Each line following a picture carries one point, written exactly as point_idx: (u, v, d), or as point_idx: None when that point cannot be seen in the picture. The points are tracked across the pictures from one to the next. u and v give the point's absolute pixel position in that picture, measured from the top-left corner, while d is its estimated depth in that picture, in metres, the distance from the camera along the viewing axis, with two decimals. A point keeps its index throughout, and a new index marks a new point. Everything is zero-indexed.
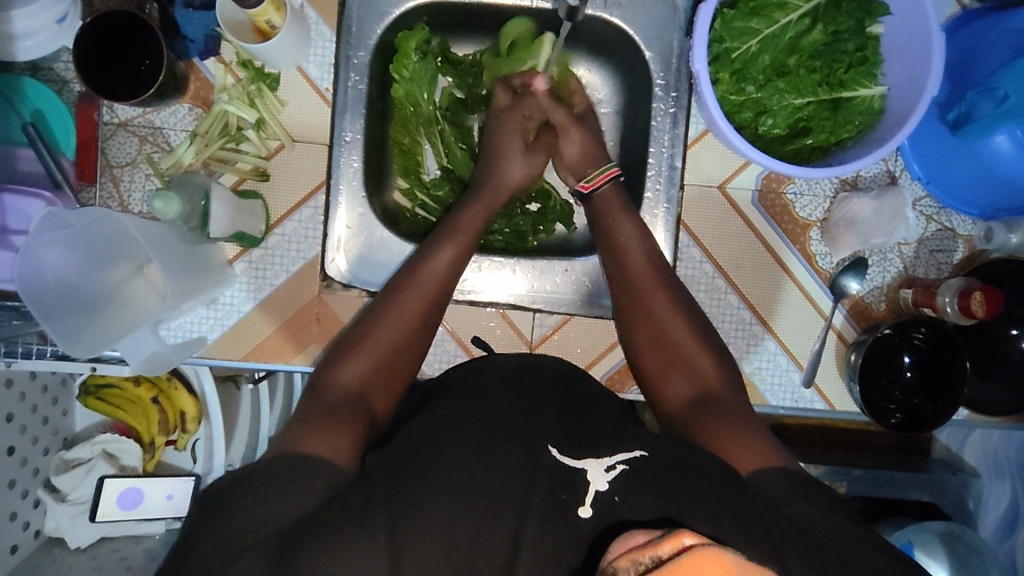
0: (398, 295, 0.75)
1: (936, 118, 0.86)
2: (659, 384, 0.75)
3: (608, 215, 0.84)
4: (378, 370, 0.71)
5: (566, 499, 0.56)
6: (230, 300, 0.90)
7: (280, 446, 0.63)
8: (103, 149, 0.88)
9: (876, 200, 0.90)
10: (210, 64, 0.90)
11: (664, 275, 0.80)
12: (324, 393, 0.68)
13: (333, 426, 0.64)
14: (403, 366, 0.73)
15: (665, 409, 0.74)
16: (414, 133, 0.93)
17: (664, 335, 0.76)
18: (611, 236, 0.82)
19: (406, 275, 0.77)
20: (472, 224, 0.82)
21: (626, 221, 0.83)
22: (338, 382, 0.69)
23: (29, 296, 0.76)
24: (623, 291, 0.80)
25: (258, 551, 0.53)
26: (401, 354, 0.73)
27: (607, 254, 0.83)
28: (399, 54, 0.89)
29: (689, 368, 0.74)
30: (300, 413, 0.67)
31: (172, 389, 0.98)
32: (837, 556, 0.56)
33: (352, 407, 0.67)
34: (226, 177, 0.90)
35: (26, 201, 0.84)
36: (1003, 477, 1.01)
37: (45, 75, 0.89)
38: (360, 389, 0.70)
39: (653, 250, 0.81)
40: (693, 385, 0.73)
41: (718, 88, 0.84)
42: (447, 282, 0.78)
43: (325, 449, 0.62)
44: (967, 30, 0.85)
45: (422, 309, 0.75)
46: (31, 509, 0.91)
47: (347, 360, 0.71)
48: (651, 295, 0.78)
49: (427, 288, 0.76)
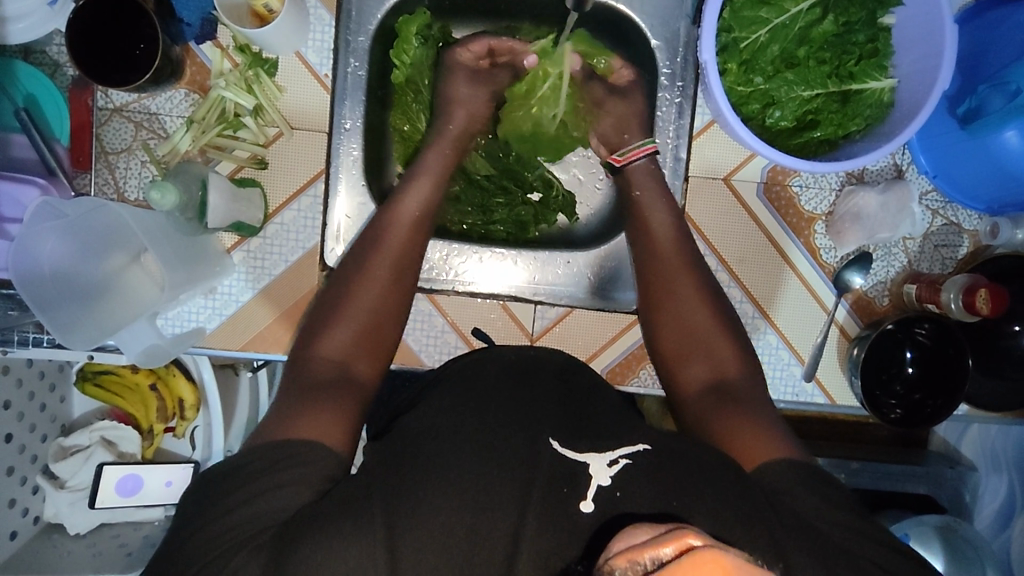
0: (364, 259, 0.74)
1: (946, 112, 0.84)
2: (675, 366, 0.75)
3: (635, 188, 0.84)
4: (361, 339, 0.70)
5: (567, 492, 0.55)
6: (228, 289, 0.89)
7: (272, 429, 0.62)
8: (97, 135, 0.87)
9: (883, 194, 0.89)
10: (207, 48, 0.88)
11: (687, 257, 0.79)
12: (309, 365, 0.68)
13: (323, 401, 0.64)
14: (383, 339, 0.72)
15: (679, 394, 0.74)
16: (414, 118, 0.92)
17: (687, 324, 0.75)
18: (644, 214, 0.82)
19: (379, 228, 0.76)
20: (432, 174, 0.81)
21: (653, 200, 0.83)
22: (320, 358, 0.69)
23: (25, 284, 0.74)
24: (650, 272, 0.79)
25: (252, 548, 0.53)
26: (383, 322, 0.72)
27: (634, 235, 0.83)
28: (400, 38, 0.87)
29: (708, 351, 0.74)
30: (288, 388, 0.66)
31: (171, 376, 0.97)
32: (839, 548, 0.56)
33: (339, 380, 0.67)
34: (224, 165, 0.89)
35: (20, 188, 0.82)
36: (1001, 471, 1.02)
37: (39, 58, 0.87)
38: (343, 360, 0.69)
39: (683, 231, 0.81)
40: (709, 372, 0.73)
41: (726, 79, 0.82)
42: (413, 248, 0.76)
43: (323, 434, 0.62)
44: (981, 20, 0.82)
45: (392, 270, 0.74)
46: (31, 496, 0.92)
47: (333, 326, 0.70)
48: (672, 266, 0.78)
49: (394, 252, 0.75)
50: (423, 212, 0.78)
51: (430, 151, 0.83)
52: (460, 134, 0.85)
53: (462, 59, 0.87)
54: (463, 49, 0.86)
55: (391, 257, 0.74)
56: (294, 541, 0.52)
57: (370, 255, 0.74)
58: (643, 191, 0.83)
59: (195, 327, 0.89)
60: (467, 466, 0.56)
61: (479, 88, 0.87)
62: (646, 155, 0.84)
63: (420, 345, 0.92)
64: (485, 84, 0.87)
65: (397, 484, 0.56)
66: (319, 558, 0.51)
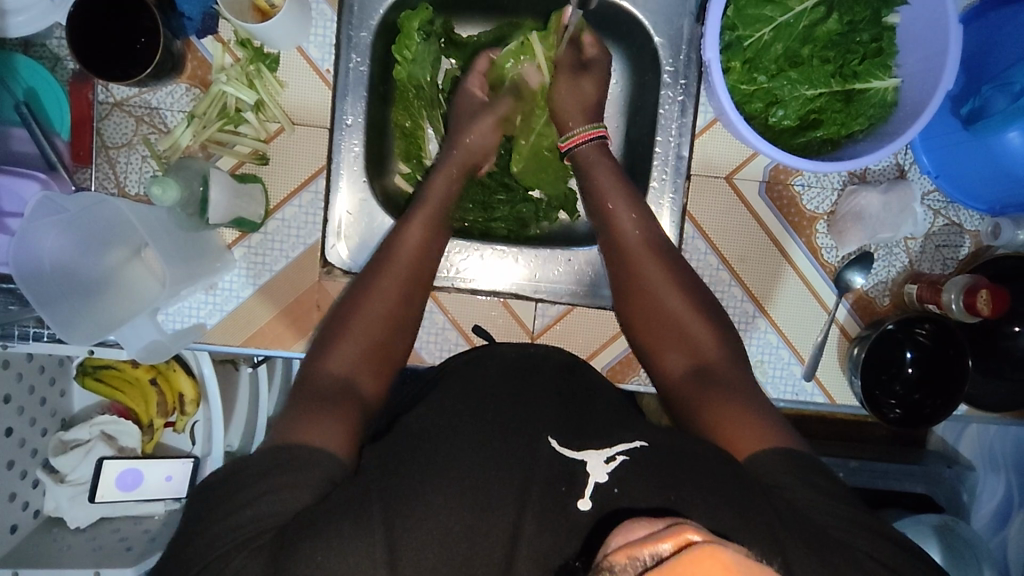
0: (368, 284, 0.73)
1: (950, 111, 0.84)
2: (657, 356, 0.75)
3: (588, 169, 0.83)
4: (368, 356, 0.70)
5: (564, 492, 0.55)
6: (228, 286, 0.89)
7: (279, 434, 0.62)
8: (99, 129, 0.87)
9: (886, 194, 0.89)
10: (208, 43, 0.88)
11: (660, 251, 0.78)
12: (314, 381, 0.68)
13: (326, 410, 0.64)
14: (395, 353, 0.73)
15: (663, 381, 0.74)
16: (416, 114, 0.92)
17: (664, 312, 0.75)
18: (603, 203, 0.81)
19: (384, 254, 0.76)
20: (436, 198, 0.81)
21: (614, 189, 0.81)
22: (325, 374, 0.68)
23: (27, 281, 0.74)
24: (624, 269, 0.78)
25: (252, 549, 0.53)
26: (388, 340, 0.72)
27: (602, 228, 0.82)
28: (402, 34, 0.86)
29: (681, 339, 0.74)
30: (292, 402, 0.66)
31: (171, 371, 0.98)
32: (836, 540, 0.56)
33: (343, 394, 0.67)
34: (225, 160, 0.89)
35: (20, 182, 0.81)
36: (999, 471, 1.02)
37: (39, 51, 0.87)
38: (347, 376, 0.69)
39: (648, 222, 0.79)
40: (688, 357, 0.73)
41: (729, 77, 0.83)
42: (424, 263, 0.77)
43: (323, 439, 0.61)
44: (985, 20, 0.82)
45: (400, 288, 0.74)
46: (31, 489, 0.92)
47: (338, 342, 0.70)
48: (646, 264, 0.77)
49: (400, 274, 0.75)
50: (428, 231, 0.78)
51: (433, 181, 0.83)
52: (466, 155, 0.85)
53: (472, 86, 0.88)
54: (471, 73, 0.89)
55: (397, 279, 0.74)
56: (294, 539, 0.52)
57: (375, 278, 0.74)
58: (596, 169, 0.82)
59: (194, 323, 0.89)
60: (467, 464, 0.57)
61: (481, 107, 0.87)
62: (594, 139, 0.84)
63: (421, 342, 0.93)
64: (490, 112, 0.86)
65: (397, 481, 0.55)
66: (318, 559, 0.51)
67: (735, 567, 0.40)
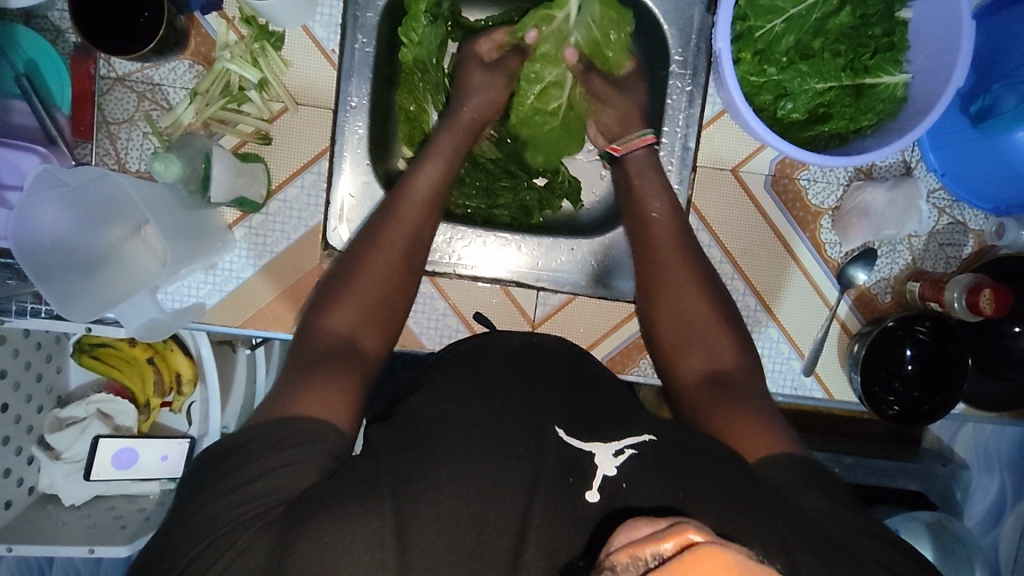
0: (368, 252, 0.72)
1: (959, 109, 0.84)
2: (673, 359, 0.74)
3: (635, 177, 0.82)
4: (369, 315, 0.70)
5: (572, 483, 0.55)
6: (229, 265, 0.88)
7: (275, 406, 0.62)
8: (100, 104, 0.86)
9: (891, 190, 0.89)
10: (212, 19, 0.86)
11: (684, 242, 0.78)
12: (315, 339, 0.68)
13: (325, 377, 0.64)
14: (393, 310, 0.72)
15: (677, 383, 0.74)
16: (420, 98, 0.90)
17: (684, 311, 0.75)
18: (643, 209, 0.81)
19: (381, 223, 0.74)
20: (444, 151, 0.79)
21: (649, 183, 0.82)
22: (327, 332, 0.68)
23: (23, 253, 0.73)
24: (649, 267, 0.78)
25: (260, 526, 0.53)
26: (390, 301, 0.71)
27: (631, 218, 0.81)
28: (408, 15, 0.84)
29: (702, 341, 0.73)
30: (292, 366, 0.66)
31: (168, 351, 0.96)
32: (840, 545, 0.56)
33: (344, 354, 0.67)
34: (227, 139, 0.88)
35: (20, 155, 0.81)
36: (993, 470, 1.05)
37: (40, 23, 0.86)
38: (349, 333, 0.68)
39: (676, 212, 0.80)
40: (705, 362, 0.72)
41: (739, 68, 0.82)
42: (420, 239, 0.75)
43: (322, 411, 0.61)
44: (998, 17, 0.81)
45: (398, 260, 0.72)
46: (25, 466, 0.92)
47: (339, 303, 0.69)
48: (666, 253, 0.77)
49: (398, 245, 0.73)
50: (427, 206, 0.76)
51: (442, 143, 0.80)
52: (473, 120, 0.83)
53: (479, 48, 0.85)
54: (483, 44, 0.85)
55: (395, 250, 0.73)
56: (292, 530, 0.52)
57: (373, 249, 0.72)
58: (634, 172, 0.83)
59: (194, 303, 0.88)
60: (468, 452, 0.56)
61: (495, 78, 0.84)
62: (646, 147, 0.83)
63: (421, 328, 0.92)
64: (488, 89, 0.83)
65: (403, 464, 0.55)
66: (320, 555, 0.50)
67: (737, 568, 0.39)
